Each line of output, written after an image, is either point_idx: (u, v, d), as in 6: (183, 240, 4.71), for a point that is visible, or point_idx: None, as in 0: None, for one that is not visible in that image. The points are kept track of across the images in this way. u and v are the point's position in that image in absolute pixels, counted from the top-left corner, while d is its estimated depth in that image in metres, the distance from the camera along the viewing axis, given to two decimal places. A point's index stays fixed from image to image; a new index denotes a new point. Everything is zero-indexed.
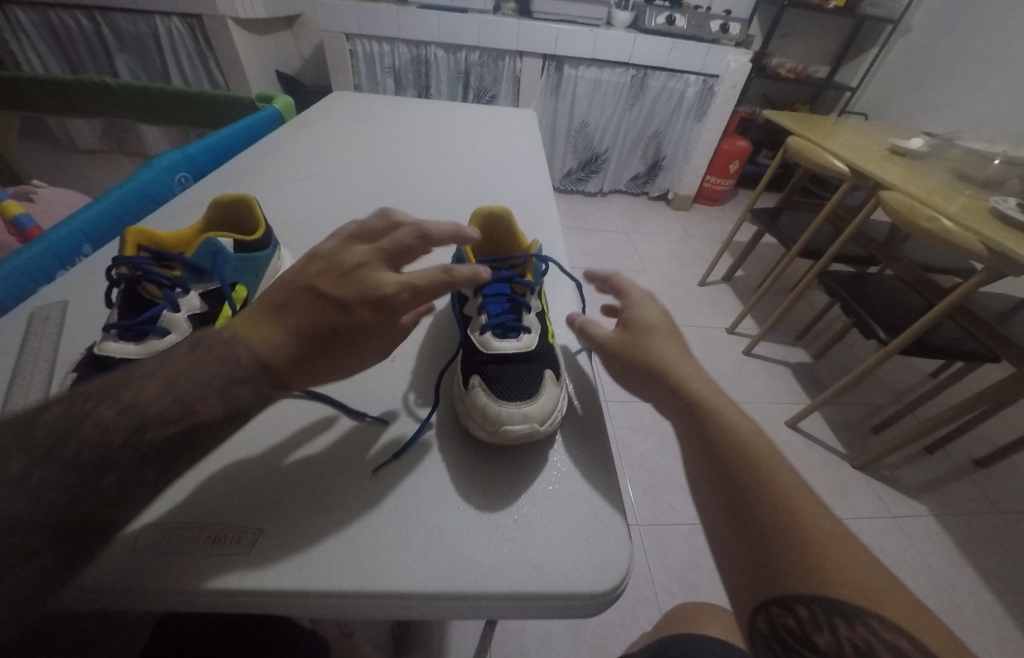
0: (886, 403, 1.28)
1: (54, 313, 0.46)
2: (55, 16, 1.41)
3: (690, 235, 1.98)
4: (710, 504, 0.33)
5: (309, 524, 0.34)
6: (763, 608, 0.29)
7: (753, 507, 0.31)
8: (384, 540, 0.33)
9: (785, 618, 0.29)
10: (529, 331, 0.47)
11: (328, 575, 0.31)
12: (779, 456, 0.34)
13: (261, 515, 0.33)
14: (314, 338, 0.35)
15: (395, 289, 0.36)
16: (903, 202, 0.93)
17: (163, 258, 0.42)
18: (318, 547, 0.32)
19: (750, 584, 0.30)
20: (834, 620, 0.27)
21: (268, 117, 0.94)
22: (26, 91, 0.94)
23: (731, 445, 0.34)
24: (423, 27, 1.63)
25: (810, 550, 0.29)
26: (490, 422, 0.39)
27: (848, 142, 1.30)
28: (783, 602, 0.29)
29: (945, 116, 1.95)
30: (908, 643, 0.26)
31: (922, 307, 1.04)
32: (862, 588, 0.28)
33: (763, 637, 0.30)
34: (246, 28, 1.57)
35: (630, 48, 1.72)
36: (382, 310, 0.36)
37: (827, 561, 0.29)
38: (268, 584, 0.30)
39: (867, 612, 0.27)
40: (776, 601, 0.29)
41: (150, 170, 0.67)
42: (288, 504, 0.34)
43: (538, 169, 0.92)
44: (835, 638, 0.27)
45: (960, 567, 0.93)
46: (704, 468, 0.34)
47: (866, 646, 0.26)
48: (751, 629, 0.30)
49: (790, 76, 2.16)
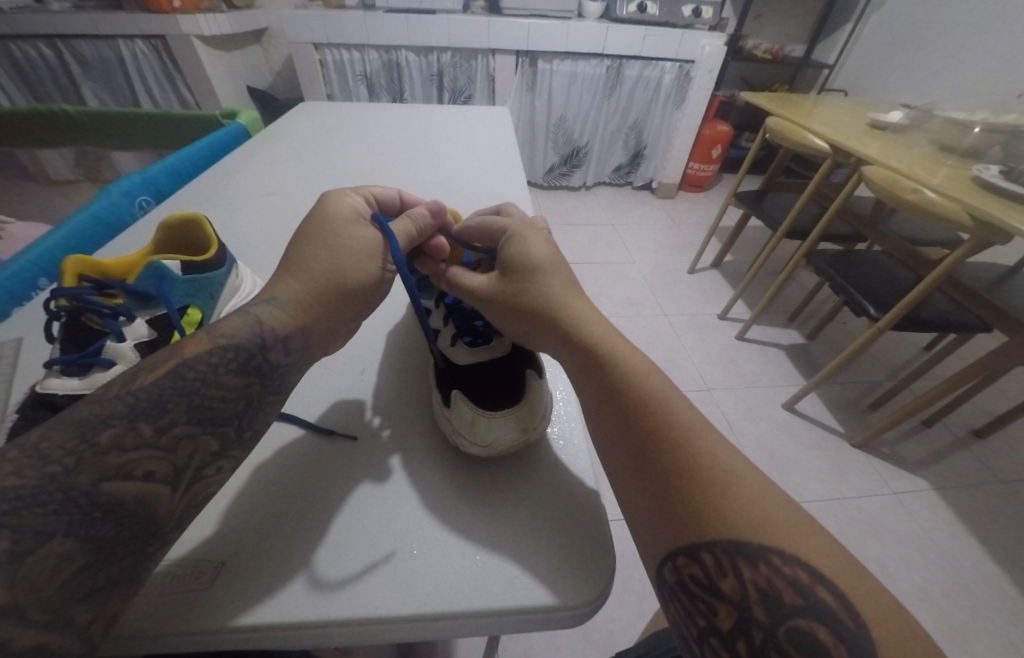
0: (882, 379, 1.27)
1: (8, 352, 0.45)
2: (17, 48, 1.40)
3: (677, 223, 1.97)
4: (614, 447, 0.32)
5: (271, 549, 0.32)
6: (670, 557, 0.28)
7: (655, 451, 0.30)
8: (351, 563, 0.32)
9: (692, 568, 0.27)
10: (500, 333, 0.45)
11: (291, 603, 0.30)
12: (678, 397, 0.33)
13: (222, 548, 0.32)
14: (301, 275, 0.38)
15: (331, 213, 0.41)
16: (886, 177, 0.92)
17: (105, 286, 0.40)
18: (281, 573, 0.31)
19: (659, 531, 0.29)
20: (738, 564, 0.26)
21: (232, 133, 0.93)
22: None
23: (627, 389, 0.33)
24: (392, 32, 1.61)
25: (706, 492, 0.28)
26: (481, 435, 0.37)
27: (827, 119, 1.29)
28: (691, 550, 0.27)
29: (924, 87, 1.94)
30: (807, 573, 0.26)
31: (911, 281, 1.03)
32: (768, 526, 0.27)
33: (670, 586, 0.28)
34: (213, 45, 1.55)
35: (603, 39, 1.70)
36: (329, 227, 0.40)
37: (729, 498, 0.28)
38: (231, 620, 0.29)
39: (768, 548, 0.26)
40: (682, 550, 0.28)
41: (107, 197, 0.66)
42: (251, 532, 0.33)
43: (513, 167, 0.91)
44: (740, 580, 0.26)
45: (962, 540, 0.92)
46: (607, 412, 0.33)
47: (769, 585, 0.25)
48: (659, 578, 0.29)
49: (766, 57, 2.15)
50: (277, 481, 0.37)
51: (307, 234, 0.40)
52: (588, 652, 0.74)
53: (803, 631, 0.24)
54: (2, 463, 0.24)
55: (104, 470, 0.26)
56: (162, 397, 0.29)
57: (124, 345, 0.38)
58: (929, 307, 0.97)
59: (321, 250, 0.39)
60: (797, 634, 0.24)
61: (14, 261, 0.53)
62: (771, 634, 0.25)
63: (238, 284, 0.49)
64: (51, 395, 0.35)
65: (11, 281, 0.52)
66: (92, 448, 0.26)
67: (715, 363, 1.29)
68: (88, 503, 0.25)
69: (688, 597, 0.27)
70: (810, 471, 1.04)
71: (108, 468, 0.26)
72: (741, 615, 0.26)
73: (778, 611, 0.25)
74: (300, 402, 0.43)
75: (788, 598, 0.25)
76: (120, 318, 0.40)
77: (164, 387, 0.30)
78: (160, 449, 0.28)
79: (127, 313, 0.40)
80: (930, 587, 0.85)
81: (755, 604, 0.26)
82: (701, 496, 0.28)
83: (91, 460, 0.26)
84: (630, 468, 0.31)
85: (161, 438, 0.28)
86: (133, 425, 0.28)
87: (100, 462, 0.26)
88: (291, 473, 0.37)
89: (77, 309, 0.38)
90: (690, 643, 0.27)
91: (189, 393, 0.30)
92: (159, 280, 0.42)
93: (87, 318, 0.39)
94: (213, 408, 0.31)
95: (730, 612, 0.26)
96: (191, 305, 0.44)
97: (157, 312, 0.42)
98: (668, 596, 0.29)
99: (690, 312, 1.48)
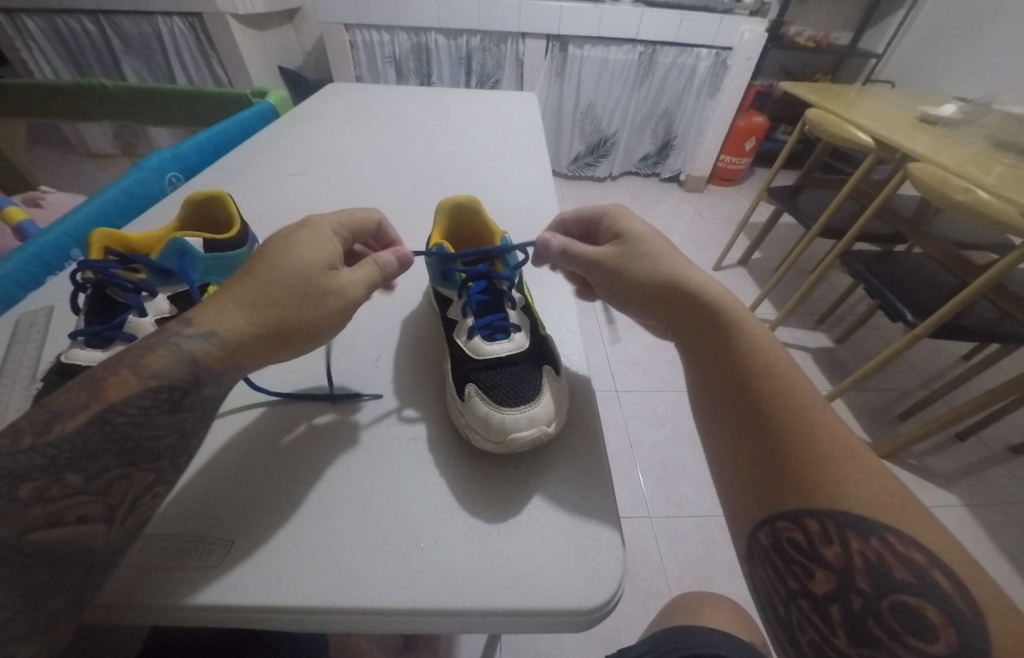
0: (914, 388, 1.22)
1: (40, 320, 0.47)
2: (61, 23, 1.44)
3: (704, 218, 1.92)
4: (728, 418, 0.35)
5: (277, 537, 0.33)
6: (770, 522, 0.31)
7: (774, 422, 0.33)
8: (356, 554, 0.32)
9: (792, 532, 0.30)
10: (519, 330, 0.45)
11: (293, 589, 0.30)
12: (797, 369, 0.35)
13: (234, 531, 0.33)
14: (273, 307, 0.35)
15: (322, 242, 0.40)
16: (932, 175, 0.87)
17: (129, 261, 0.42)
18: (291, 562, 0.31)
19: (763, 498, 0.32)
20: (846, 534, 0.28)
21: (262, 113, 0.94)
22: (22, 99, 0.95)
23: (750, 363, 0.36)
24: (423, 13, 1.59)
25: (824, 466, 0.30)
26: (494, 432, 0.37)
27: (872, 112, 1.22)
28: (794, 517, 0.30)
29: (982, 81, 1.83)
30: (923, 556, 0.27)
31: (953, 286, 0.98)
32: (881, 503, 0.28)
33: (763, 549, 0.32)
34: (247, 24, 1.56)
35: (638, 24, 1.65)
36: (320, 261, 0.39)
37: (835, 466, 0.30)
38: (240, 600, 0.29)
39: (882, 526, 0.28)
40: (783, 516, 0.31)
41: (139, 172, 0.68)
42: (262, 517, 0.34)
43: (539, 152, 0.89)
44: (845, 550, 0.28)
45: (992, 560, 0.88)
46: (727, 383, 0.36)
47: (878, 558, 0.27)
48: (753, 542, 0.32)
49: (809, 44, 2.04)
50: (287, 467, 0.37)
51: (262, 263, 0.37)
52: (590, 647, 0.74)
53: (910, 607, 0.26)
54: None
55: (24, 522, 0.24)
56: (88, 444, 0.27)
57: (145, 321, 0.39)
58: (974, 315, 0.92)
59: (271, 280, 0.36)
60: (901, 609, 0.26)
61: (48, 231, 0.55)
62: (873, 606, 0.27)
63: None
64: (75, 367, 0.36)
65: (44, 251, 0.54)
66: (10, 502, 0.25)
67: None
68: (13, 558, 0.24)
69: (782, 559, 0.31)
70: None
71: (30, 520, 0.25)
72: (840, 582, 0.28)
73: (886, 585, 0.27)
74: (318, 383, 0.45)
75: (898, 573, 0.27)
76: (142, 294, 0.40)
77: (90, 434, 0.28)
78: (92, 492, 0.27)
79: (149, 289, 0.41)
80: None
81: (859, 574, 0.28)
82: (805, 467, 0.30)
83: (9, 515, 0.24)
84: (740, 440, 0.34)
85: (92, 483, 0.27)
86: (57, 476, 0.26)
87: (22, 513, 0.25)
88: (302, 457, 0.38)
89: (102, 282, 0.39)
90: (778, 605, 0.31)
91: (117, 438, 0.28)
92: (182, 256, 0.43)
93: (110, 292, 0.40)
94: (145, 443, 0.29)
95: (827, 578, 0.29)
96: (211, 283, 0.45)
97: (178, 289, 0.43)
98: (759, 560, 0.32)
99: None
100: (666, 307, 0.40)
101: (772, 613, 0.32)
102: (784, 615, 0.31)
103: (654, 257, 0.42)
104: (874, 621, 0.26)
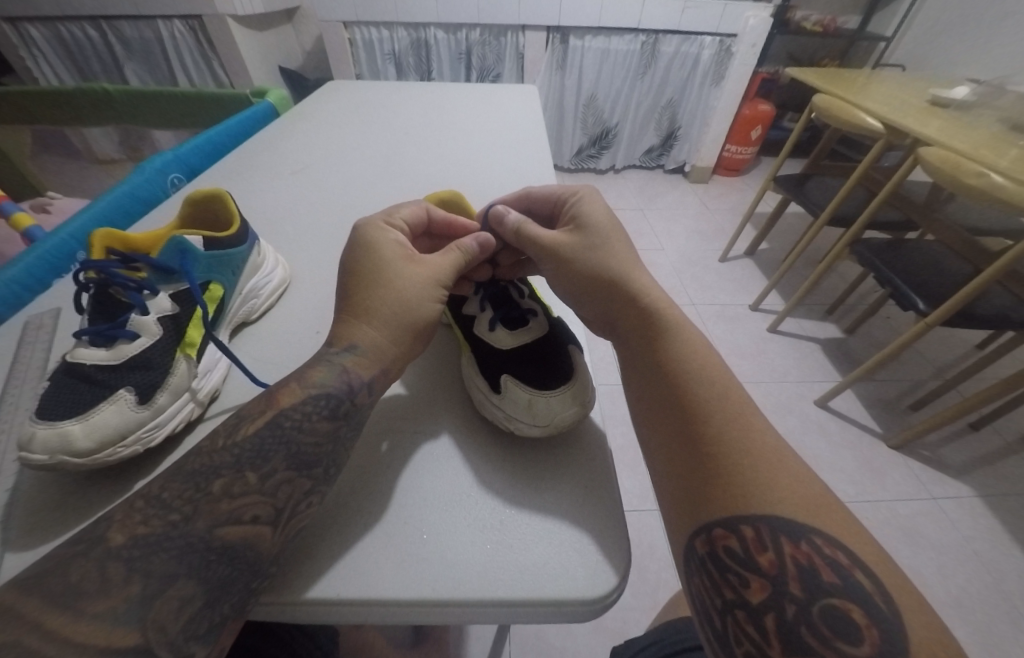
0: (926, 378, 1.20)
1: (48, 321, 0.47)
2: (65, 29, 1.46)
3: (710, 209, 1.89)
4: (656, 417, 0.35)
5: (338, 532, 0.33)
6: (706, 529, 0.30)
7: (702, 424, 0.33)
8: (381, 553, 0.32)
9: (728, 540, 0.29)
10: (535, 314, 0.47)
11: (341, 583, 0.30)
12: (734, 378, 0.36)
13: (337, 526, 0.33)
14: (391, 318, 0.38)
15: (396, 245, 0.42)
16: (944, 158, 0.85)
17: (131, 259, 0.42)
18: (351, 554, 0.32)
19: (697, 505, 0.31)
20: (778, 541, 0.28)
21: (262, 112, 0.94)
22: (24, 106, 0.95)
23: (688, 368, 0.36)
24: (421, 8, 1.58)
25: (754, 466, 0.30)
26: (541, 415, 0.38)
27: (882, 96, 1.19)
28: (728, 523, 0.29)
29: (997, 63, 1.77)
30: (846, 557, 0.27)
31: (967, 273, 0.95)
32: (812, 507, 0.29)
33: (700, 559, 0.30)
34: (247, 25, 1.56)
35: (639, 13, 1.63)
36: (411, 262, 0.41)
37: (768, 471, 0.30)
38: (327, 593, 0.29)
39: (811, 529, 0.28)
40: (719, 523, 0.29)
41: (142, 173, 0.68)
42: (335, 509, 0.34)
43: (540, 144, 0.89)
44: (778, 557, 0.27)
45: (1007, 551, 0.87)
46: (657, 383, 0.36)
47: (807, 562, 0.27)
48: (689, 552, 0.30)
49: (816, 29, 1.99)
50: (360, 461, 0.37)
51: (360, 271, 0.40)
52: (599, 640, 0.74)
53: (837, 610, 0.25)
54: (132, 513, 0.27)
55: (215, 516, 0.28)
56: (264, 447, 0.31)
57: (147, 319, 0.39)
58: (987, 301, 0.90)
59: (385, 290, 0.39)
60: (831, 613, 0.25)
61: (53, 235, 0.55)
62: (804, 611, 0.26)
63: (260, 262, 0.51)
64: (79, 365, 0.36)
65: (50, 254, 0.55)
66: (206, 496, 0.28)
67: (743, 355, 1.24)
68: (204, 548, 0.26)
69: (718, 568, 0.29)
70: (842, 470, 0.99)
71: (219, 515, 0.28)
72: (774, 590, 0.27)
73: (815, 590, 0.26)
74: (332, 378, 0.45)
75: (826, 576, 0.27)
76: (144, 292, 0.40)
77: (265, 435, 0.32)
78: (266, 494, 0.29)
79: (151, 287, 0.40)
80: (969, 594, 0.81)
81: (791, 579, 0.27)
82: (738, 470, 0.30)
83: (205, 508, 0.28)
84: (674, 442, 0.33)
85: (267, 486, 0.30)
86: (240, 474, 0.30)
87: (213, 508, 0.28)
88: (360, 447, 0.38)
89: (104, 281, 0.40)
90: (714, 616, 0.29)
91: (286, 441, 0.32)
92: (182, 254, 0.43)
93: (114, 291, 0.40)
94: (312, 452, 0.32)
95: (762, 586, 0.27)
96: (213, 281, 0.45)
97: (179, 287, 0.43)
98: (697, 573, 0.30)
99: (720, 302, 1.42)
100: (608, 303, 0.42)
101: (706, 624, 0.29)
102: (719, 628, 0.28)
103: (604, 257, 0.43)
104: (806, 628, 0.25)
